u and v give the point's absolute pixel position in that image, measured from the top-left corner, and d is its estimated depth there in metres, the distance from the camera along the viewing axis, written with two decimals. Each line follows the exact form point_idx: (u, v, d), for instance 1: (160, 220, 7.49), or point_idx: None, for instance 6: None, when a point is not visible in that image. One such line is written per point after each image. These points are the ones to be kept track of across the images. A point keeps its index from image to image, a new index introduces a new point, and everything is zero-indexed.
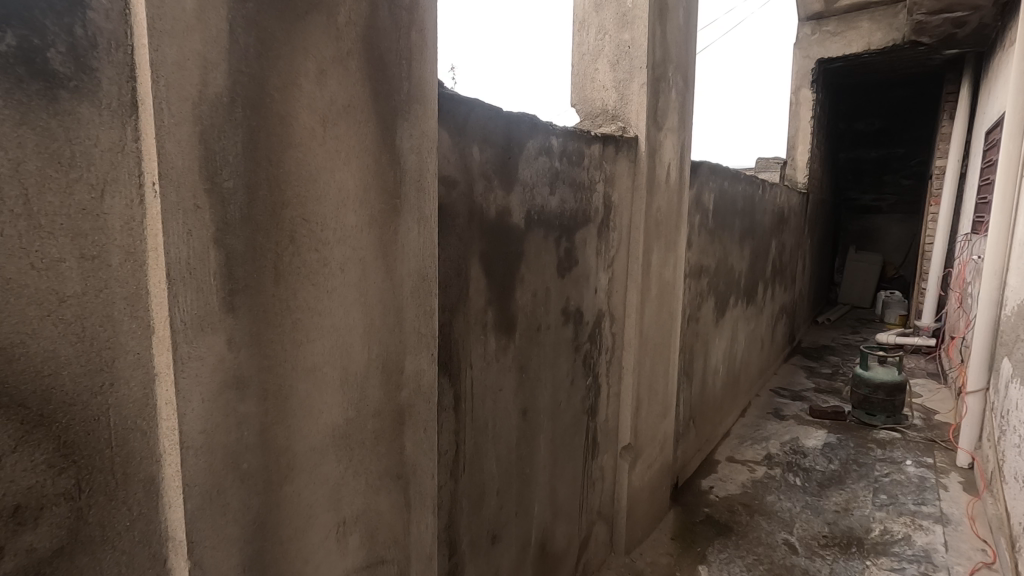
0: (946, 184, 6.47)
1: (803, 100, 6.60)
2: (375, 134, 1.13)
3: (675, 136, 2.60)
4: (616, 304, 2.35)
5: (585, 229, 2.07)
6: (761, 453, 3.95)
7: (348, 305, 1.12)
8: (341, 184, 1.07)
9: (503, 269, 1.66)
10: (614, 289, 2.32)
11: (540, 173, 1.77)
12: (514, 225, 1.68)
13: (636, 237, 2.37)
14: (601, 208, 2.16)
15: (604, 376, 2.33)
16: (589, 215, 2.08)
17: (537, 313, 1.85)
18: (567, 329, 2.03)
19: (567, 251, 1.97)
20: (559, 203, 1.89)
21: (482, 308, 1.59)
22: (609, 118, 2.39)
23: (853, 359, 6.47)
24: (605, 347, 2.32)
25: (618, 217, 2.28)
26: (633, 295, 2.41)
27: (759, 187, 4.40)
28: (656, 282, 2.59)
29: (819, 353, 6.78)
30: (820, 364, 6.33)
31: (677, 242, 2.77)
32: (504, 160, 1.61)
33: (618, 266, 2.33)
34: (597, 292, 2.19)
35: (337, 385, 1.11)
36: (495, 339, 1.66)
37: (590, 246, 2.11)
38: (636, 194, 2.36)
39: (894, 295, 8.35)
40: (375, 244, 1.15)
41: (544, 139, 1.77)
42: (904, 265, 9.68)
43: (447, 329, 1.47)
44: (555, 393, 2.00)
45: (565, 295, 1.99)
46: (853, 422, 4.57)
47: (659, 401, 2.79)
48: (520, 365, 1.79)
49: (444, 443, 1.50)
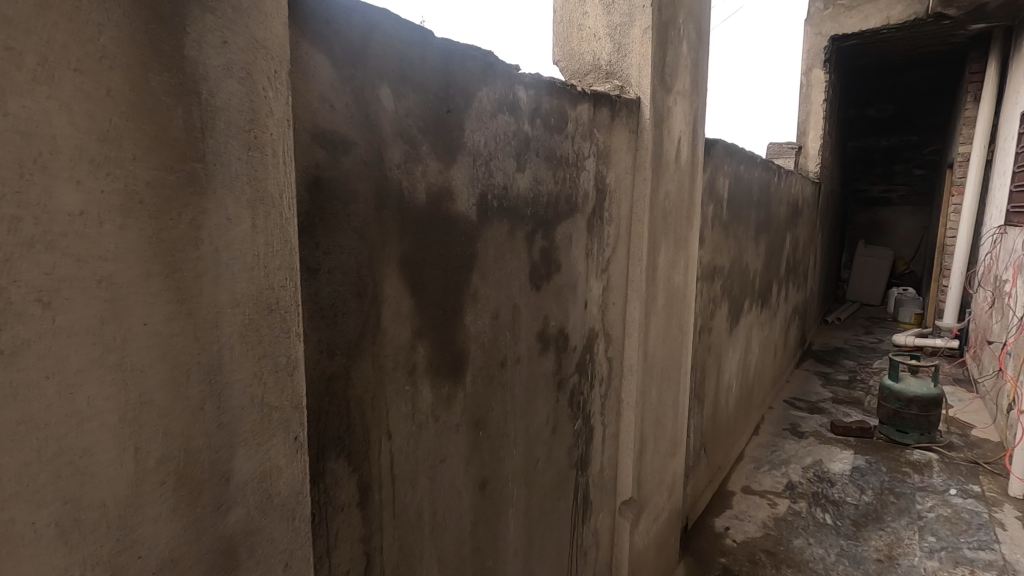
0: (970, 173, 5.94)
1: (815, 81, 6.05)
2: (128, 30, 0.56)
3: (687, 103, 2.04)
4: (613, 320, 1.80)
5: (570, 221, 1.51)
6: (781, 482, 3.42)
7: (74, 377, 0.54)
8: (29, 123, 0.49)
9: (441, 283, 1.10)
10: (611, 303, 1.77)
11: (500, 140, 1.21)
12: (458, 215, 1.12)
13: (639, 233, 1.81)
14: (592, 193, 1.60)
15: (597, 416, 1.78)
16: (575, 203, 1.52)
17: (500, 343, 1.29)
18: (546, 360, 1.48)
19: (544, 252, 1.41)
20: (531, 185, 1.33)
21: (408, 343, 1.03)
22: (602, 76, 1.83)
23: (871, 363, 5.95)
24: (599, 378, 1.77)
25: (615, 207, 1.72)
26: (636, 309, 1.85)
27: (775, 174, 3.85)
28: (664, 289, 2.03)
29: (833, 357, 6.25)
30: (835, 369, 5.81)
31: (689, 238, 2.21)
32: (439, 116, 1.05)
33: (616, 271, 1.77)
34: (587, 307, 1.64)
35: (54, 545, 0.53)
36: (432, 388, 1.10)
37: (576, 244, 1.55)
38: (638, 177, 1.80)
39: (908, 292, 7.84)
40: (141, 248, 0.58)
41: (505, 90, 1.21)
42: (915, 259, 9.18)
43: (340, 384, 0.91)
44: (529, 449, 1.44)
45: (542, 314, 1.43)
46: (881, 440, 4.04)
47: (668, 436, 2.24)
48: (474, 419, 1.23)
49: (341, 562, 0.94)
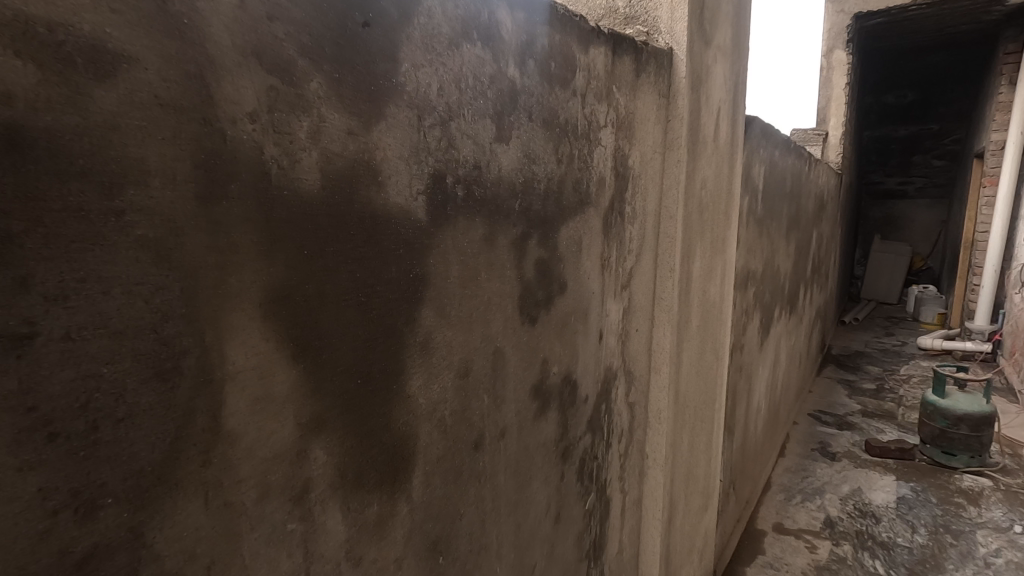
0: (1006, 162, 5.46)
1: (837, 64, 5.55)
2: None
3: (727, 64, 1.57)
4: (636, 353, 1.33)
5: (579, 221, 1.04)
6: (818, 519, 2.96)
7: None
8: None
9: (360, 332, 0.63)
10: (633, 331, 1.30)
11: (465, 88, 0.73)
12: (390, 213, 0.65)
13: (672, 234, 1.34)
14: (609, 180, 1.13)
15: (615, 484, 1.32)
16: (586, 193, 1.05)
17: (473, 414, 0.82)
18: (546, 424, 1.01)
19: (541, 268, 0.94)
20: (521, 164, 0.86)
21: (292, 448, 0.57)
22: (621, 22, 1.35)
23: (897, 369, 5.49)
24: (618, 434, 1.30)
25: (639, 200, 1.25)
26: (666, 337, 1.38)
27: (806, 163, 3.37)
28: (699, 306, 1.57)
29: (855, 362, 5.78)
30: (860, 377, 5.34)
31: (727, 239, 1.74)
32: (345, 29, 0.57)
33: (641, 286, 1.30)
34: (602, 339, 1.17)
35: None
36: (346, 516, 0.63)
37: (588, 252, 1.08)
38: (669, 159, 1.33)
39: (930, 291, 7.38)
40: None
41: (474, 4, 0.73)
42: (933, 255, 8.72)
43: (116, 567, 0.44)
44: (521, 558, 0.98)
45: (539, 360, 0.96)
46: (924, 462, 3.58)
47: (700, 488, 1.78)
48: (430, 541, 0.77)
49: None
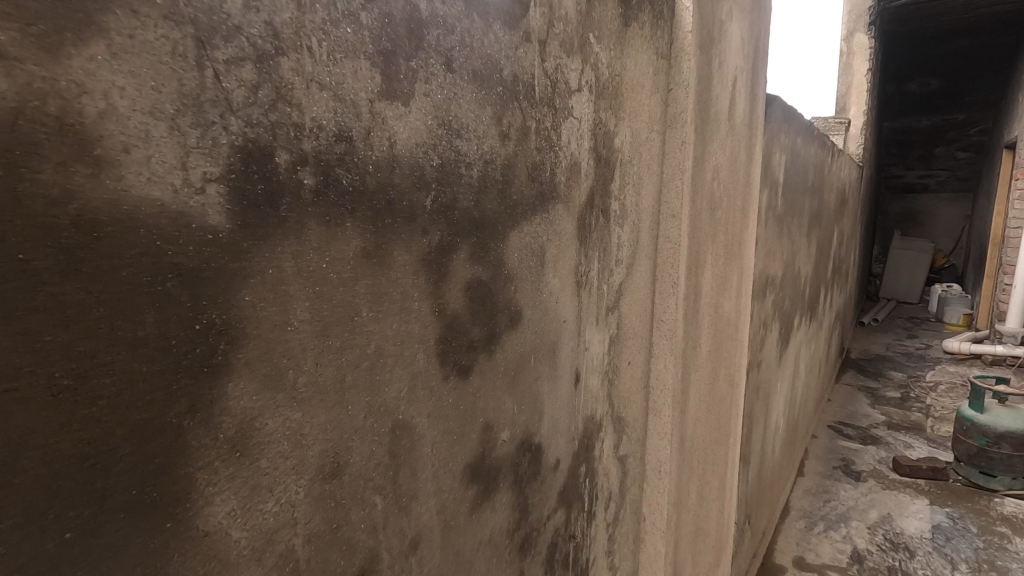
0: None
1: (857, 49, 5.16)
2: None
3: (745, 24, 1.25)
4: (628, 391, 1.03)
5: (540, 224, 0.74)
6: (844, 552, 2.63)
7: None
8: None
9: (69, 443, 0.33)
10: (624, 366, 1.00)
11: (312, 2, 0.43)
12: (133, 219, 0.35)
13: (675, 238, 1.03)
14: (587, 167, 0.82)
15: (602, 563, 1.01)
16: (551, 183, 0.75)
17: (354, 530, 0.52)
18: (493, 514, 0.71)
19: (478, 292, 0.64)
20: (435, 138, 0.56)
21: None
22: None
23: (922, 375, 5.13)
24: (604, 498, 1.00)
25: (630, 194, 0.94)
26: (669, 371, 1.07)
27: (829, 153, 3.03)
28: (710, 326, 1.26)
29: (877, 368, 5.42)
30: (882, 383, 4.98)
31: (744, 241, 1.42)
32: None
33: (634, 307, 1.00)
34: (579, 381, 0.87)
35: None
36: None
37: (556, 266, 0.78)
38: (669, 141, 1.03)
39: (955, 290, 6.98)
40: None
41: None
42: (956, 252, 8.31)
43: None
44: None
45: (478, 426, 0.67)
46: (960, 484, 3.24)
47: (711, 543, 1.47)
48: None
49: None
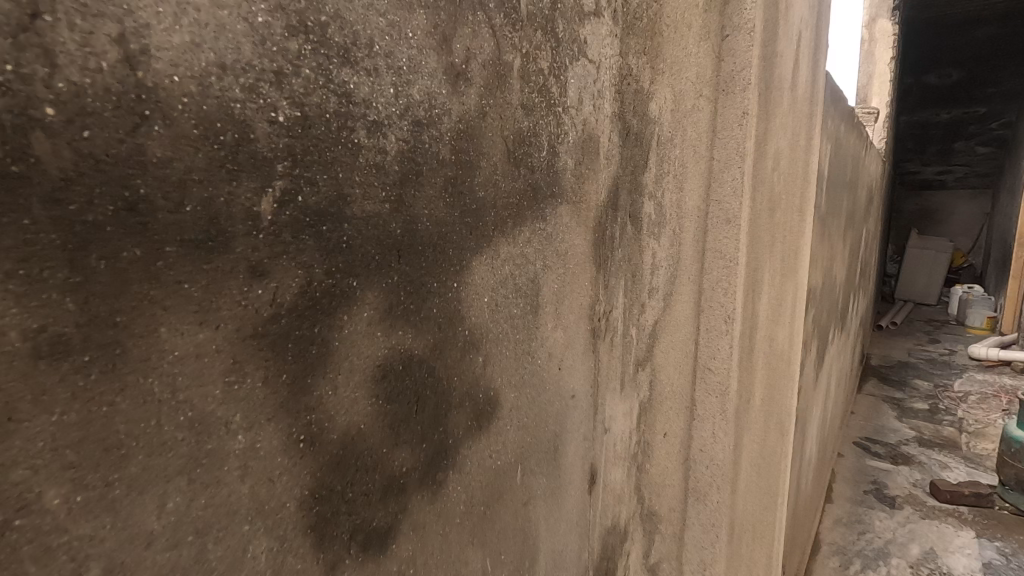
0: None
1: (880, 35, 4.80)
2: None
3: None
4: (663, 473, 0.71)
5: (532, 242, 0.42)
6: None
7: None
8: None
9: None
10: (659, 440, 0.69)
11: None
12: None
13: (731, 253, 0.72)
14: (610, 146, 0.51)
15: None
16: (552, 171, 0.44)
17: None
18: None
19: (407, 382, 0.33)
20: (281, 57, 0.24)
21: None
22: None
23: (951, 384, 4.78)
24: None
25: (669, 190, 0.63)
26: (721, 441, 0.76)
27: (864, 145, 2.70)
28: (764, 367, 0.94)
29: (900, 376, 5.07)
30: (908, 394, 4.64)
31: (800, 250, 1.11)
32: None
33: (672, 355, 0.69)
34: (595, 480, 0.56)
35: None
36: None
37: (560, 311, 0.47)
38: (722, 114, 0.71)
39: (977, 291, 6.65)
40: None
41: None
42: (976, 252, 7.97)
43: None
44: None
45: None
46: (1007, 512, 2.92)
47: None
48: None
49: None
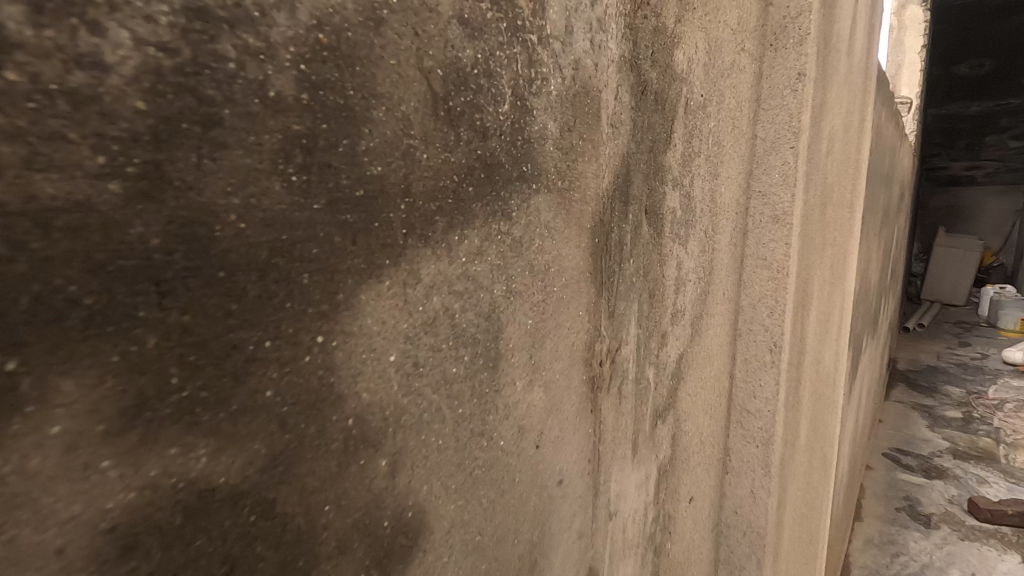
0: None
1: None
2: None
3: None
4: (689, 546, 0.55)
5: (490, 255, 0.26)
6: None
7: None
8: None
9: None
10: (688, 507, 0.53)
11: None
12: None
13: (779, 258, 0.56)
14: (620, 110, 0.35)
15: None
16: (525, 140, 0.27)
17: None
18: None
19: (202, 543, 0.16)
20: None
21: None
22: None
23: (985, 391, 4.50)
24: None
25: (701, 178, 0.47)
26: (764, 502, 0.59)
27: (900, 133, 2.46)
28: (810, 399, 0.77)
29: (929, 382, 4.78)
30: (938, 401, 4.37)
31: (848, 255, 0.93)
32: None
33: (701, 397, 0.52)
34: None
35: None
36: None
37: (540, 357, 0.30)
38: (769, 80, 0.55)
39: (1011, 292, 6.32)
40: None
41: None
42: (1007, 249, 7.61)
43: None
44: None
45: None
46: None
47: None
48: None
49: None
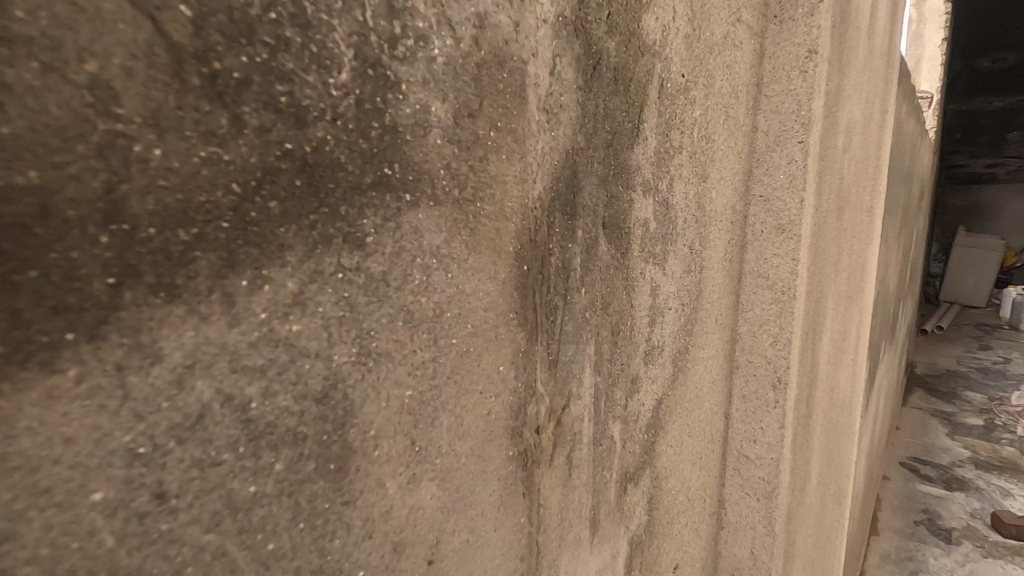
0: None
1: None
2: None
3: None
4: None
5: (321, 306, 0.17)
6: None
7: None
8: None
9: None
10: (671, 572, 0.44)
11: None
12: None
13: (784, 278, 0.48)
14: (558, 97, 0.25)
15: None
16: (385, 139, 0.18)
17: None
18: None
19: None
20: None
21: None
22: None
23: (1008, 396, 4.32)
24: None
25: (682, 182, 0.37)
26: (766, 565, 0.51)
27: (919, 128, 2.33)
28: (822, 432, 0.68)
29: (948, 386, 4.61)
30: (958, 407, 4.19)
31: (868, 263, 0.83)
32: None
33: (687, 442, 0.44)
34: None
35: None
36: None
37: (431, 439, 0.21)
38: (772, 62, 0.46)
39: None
40: None
41: None
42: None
43: None
44: None
45: None
46: None
47: None
48: None
49: None
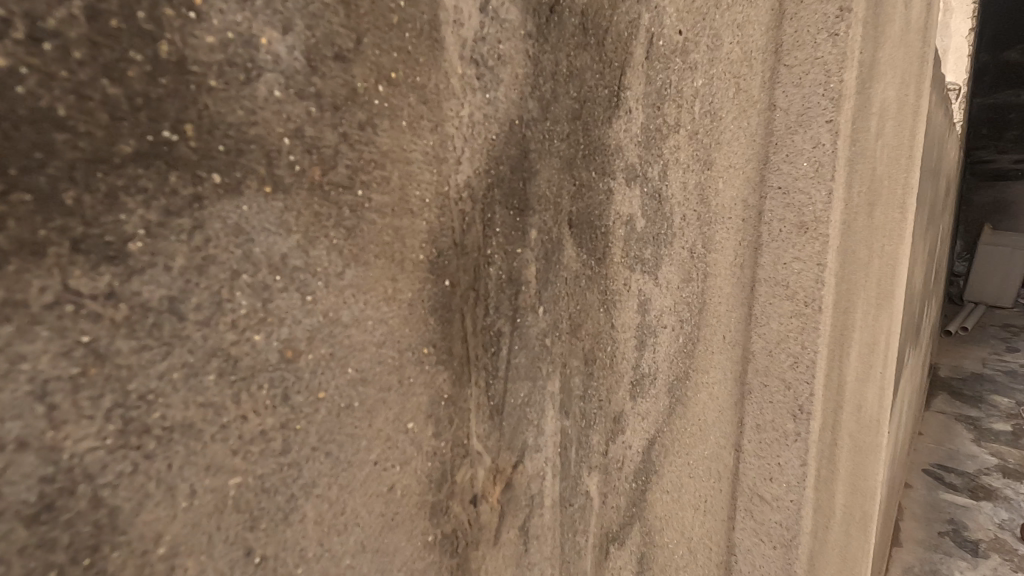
0: None
1: None
2: None
3: None
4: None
5: (85, 322, 0.18)
6: None
7: None
8: None
9: None
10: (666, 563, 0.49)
11: None
12: None
13: (803, 258, 0.54)
14: (496, 39, 0.29)
15: None
16: (161, 78, 0.19)
17: None
18: None
19: None
20: None
21: None
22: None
23: None
24: None
25: (682, 168, 0.43)
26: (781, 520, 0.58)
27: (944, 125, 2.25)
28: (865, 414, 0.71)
29: (976, 390, 4.43)
30: (985, 411, 4.03)
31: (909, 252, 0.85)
32: None
33: (694, 411, 0.51)
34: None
35: None
36: None
37: (269, 516, 0.23)
38: (794, 28, 0.51)
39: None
40: None
41: None
42: None
43: None
44: None
45: None
46: None
47: None
48: None
49: None
